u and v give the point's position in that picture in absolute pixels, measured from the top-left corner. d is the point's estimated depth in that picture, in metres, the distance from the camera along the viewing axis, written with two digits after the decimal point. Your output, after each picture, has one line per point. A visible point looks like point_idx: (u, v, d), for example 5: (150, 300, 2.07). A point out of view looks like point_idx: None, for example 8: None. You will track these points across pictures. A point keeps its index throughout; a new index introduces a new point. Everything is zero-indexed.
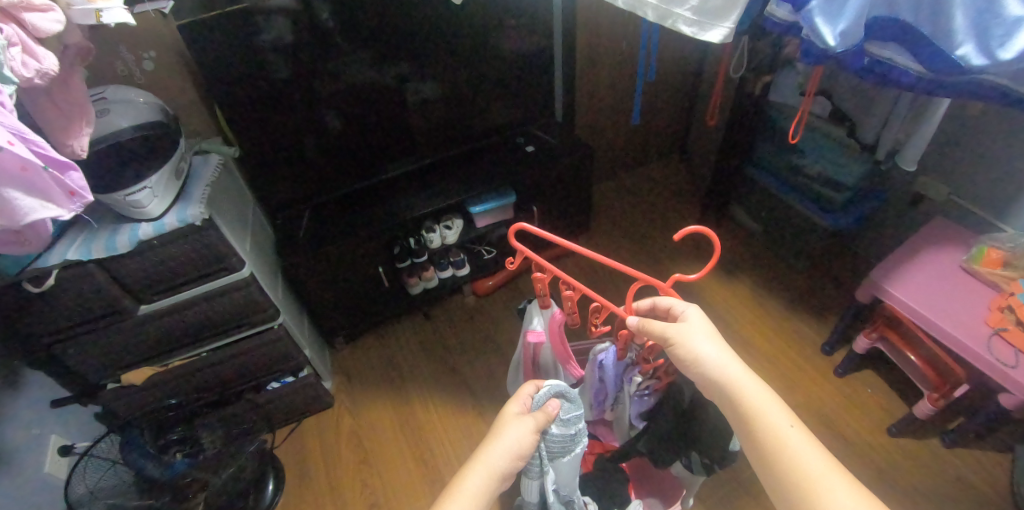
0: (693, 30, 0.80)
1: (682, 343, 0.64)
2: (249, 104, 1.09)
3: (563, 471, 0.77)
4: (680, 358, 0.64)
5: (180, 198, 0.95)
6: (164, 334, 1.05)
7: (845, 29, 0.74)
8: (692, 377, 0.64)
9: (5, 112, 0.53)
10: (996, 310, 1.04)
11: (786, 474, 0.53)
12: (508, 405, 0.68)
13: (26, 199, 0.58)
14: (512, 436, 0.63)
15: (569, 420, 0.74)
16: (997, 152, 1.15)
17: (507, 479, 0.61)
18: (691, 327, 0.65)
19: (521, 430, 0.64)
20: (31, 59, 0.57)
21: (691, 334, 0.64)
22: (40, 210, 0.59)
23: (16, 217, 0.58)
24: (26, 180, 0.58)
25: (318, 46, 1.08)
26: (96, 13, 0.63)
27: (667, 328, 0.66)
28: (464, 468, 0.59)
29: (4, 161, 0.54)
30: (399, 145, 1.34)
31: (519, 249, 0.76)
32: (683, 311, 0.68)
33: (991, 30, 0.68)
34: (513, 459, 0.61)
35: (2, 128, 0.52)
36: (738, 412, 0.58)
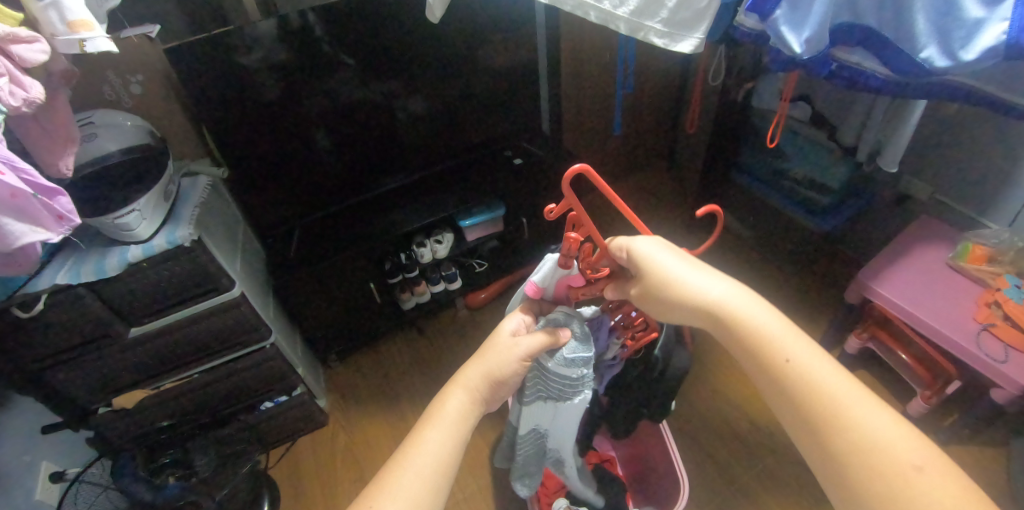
0: (664, 41, 0.81)
1: (663, 274, 0.59)
2: (237, 125, 1.10)
3: (553, 409, 0.81)
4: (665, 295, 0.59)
5: (169, 220, 0.96)
6: (155, 357, 1.04)
7: (810, 36, 0.76)
8: (677, 314, 0.59)
9: None
10: (984, 305, 1.06)
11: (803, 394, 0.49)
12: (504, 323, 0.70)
13: (16, 225, 0.58)
14: (493, 361, 0.63)
15: (573, 361, 0.71)
16: (973, 152, 1.18)
17: (488, 400, 0.63)
18: (665, 255, 0.60)
19: (507, 355, 0.65)
20: (19, 88, 0.57)
21: (674, 265, 0.59)
22: (32, 235, 0.60)
23: (7, 242, 0.58)
24: (18, 206, 0.58)
25: (305, 64, 1.09)
26: (80, 43, 0.61)
27: (642, 265, 0.61)
28: (447, 390, 0.61)
29: None
30: (388, 161, 1.35)
31: (567, 194, 0.61)
32: (639, 237, 0.63)
33: (951, 33, 0.70)
34: (494, 384, 0.63)
35: None
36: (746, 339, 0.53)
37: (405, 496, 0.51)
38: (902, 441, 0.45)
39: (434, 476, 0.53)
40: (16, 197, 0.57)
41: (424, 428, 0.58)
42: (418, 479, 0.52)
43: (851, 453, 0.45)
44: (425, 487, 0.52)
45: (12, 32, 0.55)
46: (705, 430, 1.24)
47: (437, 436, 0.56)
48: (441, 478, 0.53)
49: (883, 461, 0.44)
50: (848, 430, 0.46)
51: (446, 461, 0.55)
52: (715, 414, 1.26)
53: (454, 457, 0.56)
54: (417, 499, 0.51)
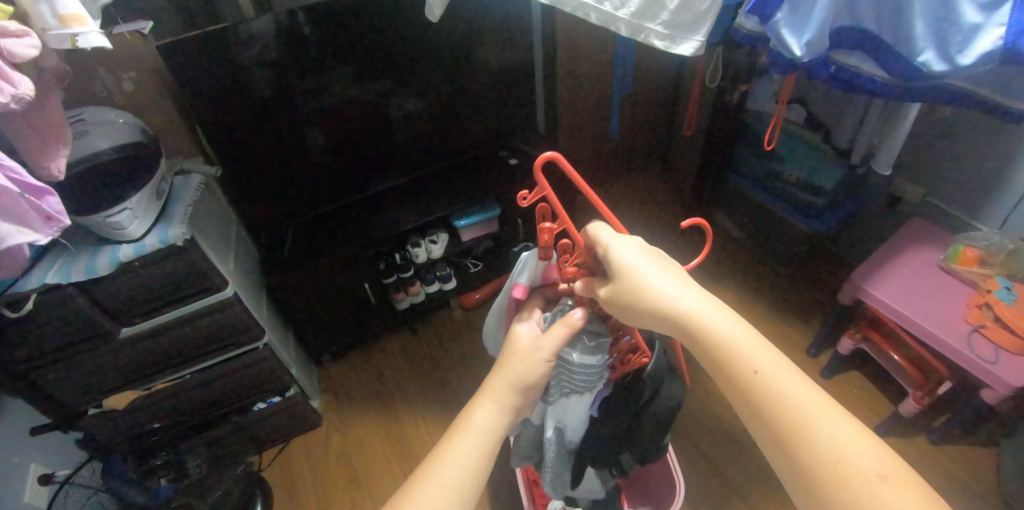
0: (665, 43, 0.81)
1: (632, 276, 0.57)
2: (228, 125, 1.09)
3: (573, 406, 0.79)
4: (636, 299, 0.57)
5: (161, 219, 0.94)
6: (146, 357, 1.03)
7: (810, 39, 0.76)
8: (647, 320, 0.57)
9: None
10: (974, 307, 1.07)
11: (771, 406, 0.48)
12: (523, 327, 0.68)
13: (2, 224, 0.57)
14: (521, 370, 0.63)
15: (593, 348, 0.72)
16: (965, 155, 1.19)
17: (517, 410, 0.62)
18: (638, 258, 0.59)
19: (534, 361, 0.64)
20: (6, 84, 0.56)
21: (644, 269, 0.57)
22: (18, 236, 0.59)
23: None
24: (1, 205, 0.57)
25: (301, 63, 1.08)
26: (72, 38, 0.59)
27: (614, 268, 0.59)
28: (473, 403, 0.61)
29: None
30: (384, 161, 1.35)
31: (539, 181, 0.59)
32: (619, 238, 0.61)
33: (950, 38, 0.70)
34: (522, 391, 0.62)
35: None
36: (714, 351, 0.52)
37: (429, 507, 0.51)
38: (867, 454, 0.44)
39: (458, 493, 0.53)
40: (2, 196, 0.56)
41: (450, 441, 0.58)
42: (446, 494, 0.52)
43: (816, 460, 0.45)
44: (448, 504, 0.52)
45: None
46: (701, 431, 1.23)
47: (467, 448, 0.56)
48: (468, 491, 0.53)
49: (845, 472, 0.43)
50: (818, 442, 0.45)
51: (473, 472, 0.55)
52: (711, 418, 1.25)
53: (482, 470, 0.56)
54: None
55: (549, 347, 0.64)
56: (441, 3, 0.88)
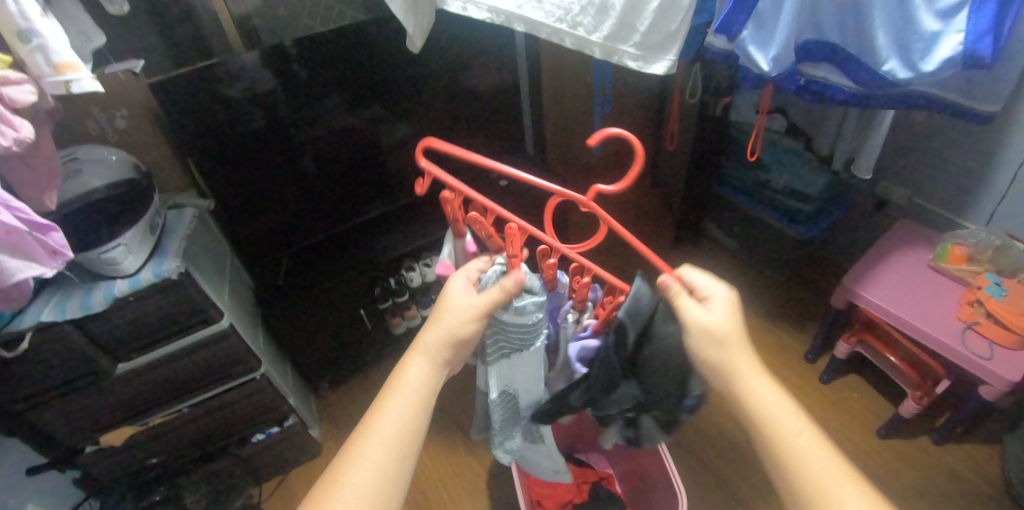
0: (638, 64, 0.83)
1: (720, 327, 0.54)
2: (220, 158, 1.10)
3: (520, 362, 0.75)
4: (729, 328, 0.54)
5: (155, 253, 0.95)
6: (144, 393, 1.03)
7: (777, 54, 0.78)
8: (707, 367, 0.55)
9: None
10: (966, 305, 1.09)
11: (824, 471, 0.47)
12: (455, 280, 0.62)
13: (11, 260, 0.58)
14: (450, 322, 0.58)
15: (523, 309, 0.65)
16: (945, 156, 1.22)
17: (451, 362, 0.59)
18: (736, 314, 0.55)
19: (464, 312, 0.59)
20: (8, 128, 0.57)
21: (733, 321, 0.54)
22: (25, 269, 0.59)
23: (3, 278, 0.58)
24: (11, 243, 0.58)
25: (291, 95, 1.11)
26: (66, 84, 0.60)
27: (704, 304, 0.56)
28: (405, 358, 0.58)
29: None
30: (377, 186, 1.36)
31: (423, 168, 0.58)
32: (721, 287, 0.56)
33: (911, 45, 0.72)
34: (452, 342, 0.58)
35: None
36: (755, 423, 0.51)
37: (369, 470, 0.50)
38: None
39: (393, 453, 0.51)
40: (11, 234, 0.57)
41: (386, 397, 0.55)
42: (384, 453, 0.51)
43: None
44: (384, 475, 0.50)
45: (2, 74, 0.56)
46: (703, 442, 1.23)
47: (402, 403, 0.54)
48: (404, 450, 0.52)
49: None
50: None
51: (410, 429, 0.53)
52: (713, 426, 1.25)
53: (418, 425, 0.54)
54: (378, 474, 0.50)
55: (479, 306, 0.59)
56: (422, 34, 0.91)
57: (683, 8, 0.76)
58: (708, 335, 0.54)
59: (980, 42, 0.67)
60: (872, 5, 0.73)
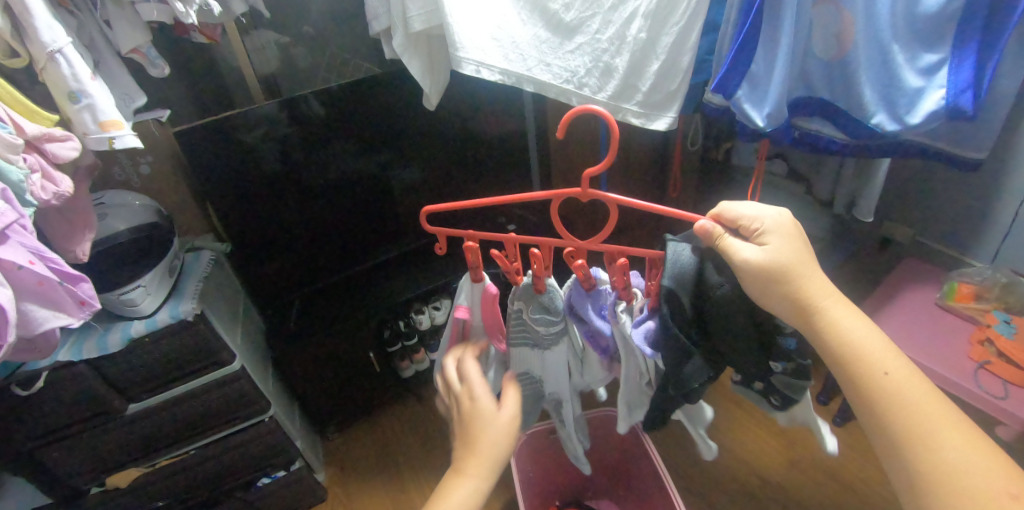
0: (641, 120, 0.87)
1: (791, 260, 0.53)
2: (236, 202, 1.15)
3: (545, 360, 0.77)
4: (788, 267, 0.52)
5: (172, 295, 0.98)
6: (152, 434, 1.03)
7: (771, 112, 0.79)
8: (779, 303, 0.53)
9: (24, 234, 0.58)
10: (977, 343, 1.09)
11: (906, 403, 0.48)
12: (472, 370, 0.65)
13: (40, 310, 0.61)
14: (492, 443, 0.58)
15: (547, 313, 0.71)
16: (946, 198, 1.24)
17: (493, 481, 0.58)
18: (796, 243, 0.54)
19: (501, 431, 0.59)
20: (50, 183, 0.62)
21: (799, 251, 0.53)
22: (52, 319, 0.62)
23: (32, 328, 0.61)
24: (42, 293, 0.61)
25: (306, 141, 1.16)
26: (109, 140, 0.64)
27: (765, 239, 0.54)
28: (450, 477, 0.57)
29: (21, 279, 0.58)
30: (387, 230, 1.40)
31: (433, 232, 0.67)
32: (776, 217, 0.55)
33: (897, 100, 0.75)
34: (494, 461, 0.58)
35: (22, 249, 0.57)
36: (839, 353, 0.51)
37: None
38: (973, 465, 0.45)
39: None
40: (42, 284, 0.60)
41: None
42: None
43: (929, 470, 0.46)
44: None
45: (48, 132, 0.60)
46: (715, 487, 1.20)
47: None
48: None
49: (968, 482, 0.44)
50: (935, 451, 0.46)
51: None
52: (717, 465, 1.26)
53: None
54: None
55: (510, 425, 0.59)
56: (438, 93, 0.98)
57: (682, 67, 0.81)
58: (766, 273, 0.53)
59: (961, 95, 0.70)
60: (856, 62, 0.75)
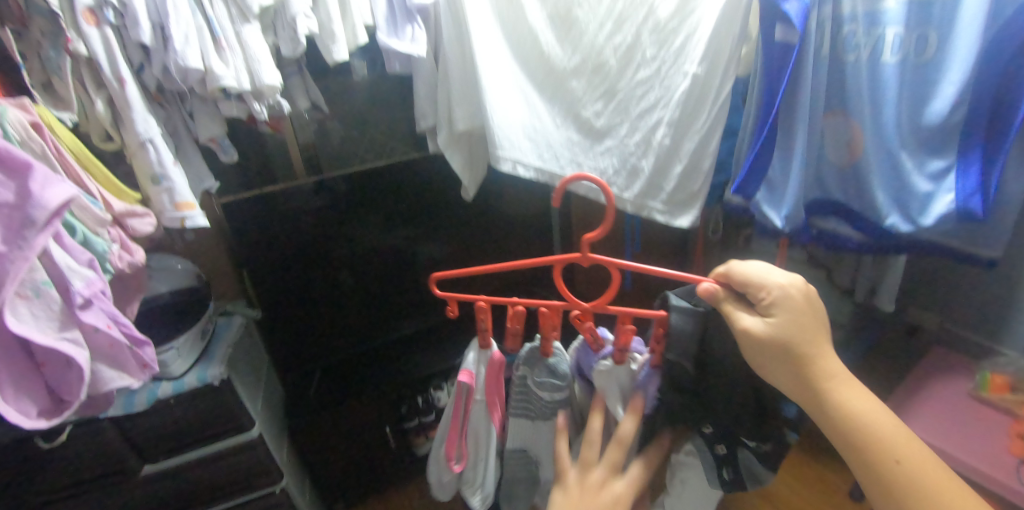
0: (665, 216, 0.75)
1: (804, 336, 0.49)
2: (264, 270, 1.15)
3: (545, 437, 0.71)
4: (798, 340, 0.49)
5: (202, 358, 1.00)
6: (162, 497, 1.02)
7: (790, 213, 0.71)
8: (784, 379, 0.51)
9: (106, 299, 0.63)
10: (1016, 437, 0.97)
11: (921, 492, 0.46)
12: None
13: (107, 371, 0.64)
14: None
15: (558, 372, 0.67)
16: (972, 294, 1.20)
17: None
18: (812, 316, 0.50)
19: None
20: (126, 254, 0.67)
21: (812, 325, 0.50)
22: (117, 380, 0.65)
23: (97, 387, 0.64)
24: (111, 355, 0.64)
25: (336, 211, 1.16)
26: (182, 219, 0.68)
27: (776, 309, 0.50)
28: None
29: (95, 340, 0.62)
30: (410, 303, 1.36)
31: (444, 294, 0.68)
32: (794, 284, 0.50)
33: (910, 202, 0.70)
34: None
35: (102, 313, 0.62)
36: (845, 438, 0.49)
37: None
38: None
39: None
40: (113, 346, 0.64)
41: None
42: None
43: None
44: None
45: (132, 208, 0.67)
46: None
47: None
48: None
49: None
50: None
51: None
52: None
53: None
54: None
55: None
56: (474, 187, 0.97)
57: (704, 170, 0.70)
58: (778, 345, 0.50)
59: (971, 198, 0.67)
60: (869, 169, 0.70)
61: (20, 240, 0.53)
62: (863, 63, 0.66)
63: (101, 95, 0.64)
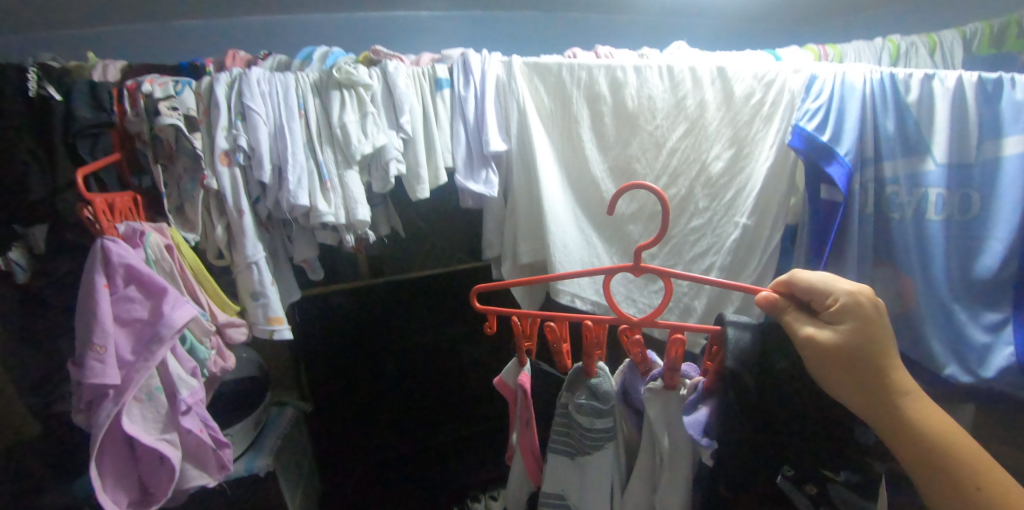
0: None
1: (877, 345, 0.45)
2: (317, 360, 1.17)
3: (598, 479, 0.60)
4: (867, 352, 0.45)
5: (251, 448, 1.04)
6: None
7: None
8: (855, 397, 0.46)
9: (201, 403, 0.70)
10: None
11: None
12: None
13: (190, 470, 0.69)
14: None
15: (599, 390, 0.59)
16: None
17: None
18: (881, 325, 0.46)
19: None
20: (221, 359, 0.76)
21: (883, 334, 0.46)
22: (197, 478, 0.70)
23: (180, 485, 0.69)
24: (197, 454, 0.70)
25: (390, 306, 1.17)
26: (272, 331, 0.76)
27: (847, 318, 0.46)
28: None
29: (186, 441, 0.68)
30: (456, 404, 1.27)
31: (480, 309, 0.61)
32: (859, 289, 0.46)
33: (967, 353, 0.69)
34: None
35: (197, 416, 0.68)
36: (929, 463, 0.45)
37: None
38: None
39: None
40: (199, 447, 0.69)
41: None
42: None
43: None
44: None
45: (232, 320, 0.76)
46: None
47: None
48: None
49: None
50: None
51: None
52: None
53: None
54: None
55: None
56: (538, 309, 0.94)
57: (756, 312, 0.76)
58: (850, 361, 0.46)
59: None
60: (922, 320, 0.71)
61: (147, 353, 0.63)
62: (908, 220, 0.70)
63: (222, 221, 0.75)
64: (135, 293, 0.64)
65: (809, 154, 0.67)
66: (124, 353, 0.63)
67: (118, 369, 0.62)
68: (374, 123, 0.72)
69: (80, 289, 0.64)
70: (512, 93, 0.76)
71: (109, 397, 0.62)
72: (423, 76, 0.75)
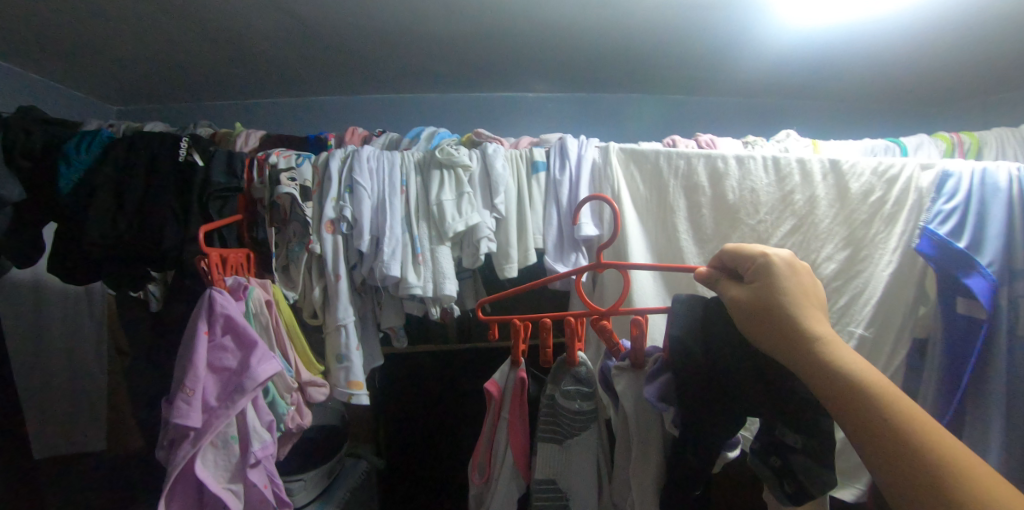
0: None
1: (786, 297, 0.51)
2: (403, 410, 1.17)
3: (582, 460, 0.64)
4: (778, 304, 0.51)
5: (321, 496, 1.04)
6: None
7: None
8: (775, 344, 0.51)
9: (271, 457, 0.69)
10: None
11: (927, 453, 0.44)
12: None
13: None
14: None
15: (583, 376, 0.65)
16: None
17: None
18: (795, 282, 0.51)
19: None
20: (297, 415, 0.76)
21: (793, 287, 0.51)
22: None
23: None
24: None
25: (476, 368, 1.16)
26: (350, 395, 0.77)
27: (764, 277, 0.52)
28: None
29: (251, 495, 0.67)
30: None
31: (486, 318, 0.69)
32: (776, 253, 0.52)
33: None
34: None
35: (264, 471, 0.67)
36: (848, 404, 0.47)
37: None
38: None
39: None
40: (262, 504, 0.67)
41: None
42: None
43: None
44: None
45: (314, 379, 0.78)
46: None
47: None
48: None
49: None
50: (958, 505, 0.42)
51: None
52: None
53: None
54: None
55: None
56: None
57: None
58: (758, 312, 0.52)
59: None
60: None
61: (230, 402, 0.64)
62: None
63: (319, 283, 0.79)
64: (229, 342, 0.67)
65: (941, 263, 0.62)
66: (209, 398, 0.65)
67: (200, 413, 0.64)
68: (469, 203, 0.74)
69: (185, 333, 0.68)
70: (608, 179, 0.75)
71: (188, 438, 0.64)
72: (520, 159, 0.79)
